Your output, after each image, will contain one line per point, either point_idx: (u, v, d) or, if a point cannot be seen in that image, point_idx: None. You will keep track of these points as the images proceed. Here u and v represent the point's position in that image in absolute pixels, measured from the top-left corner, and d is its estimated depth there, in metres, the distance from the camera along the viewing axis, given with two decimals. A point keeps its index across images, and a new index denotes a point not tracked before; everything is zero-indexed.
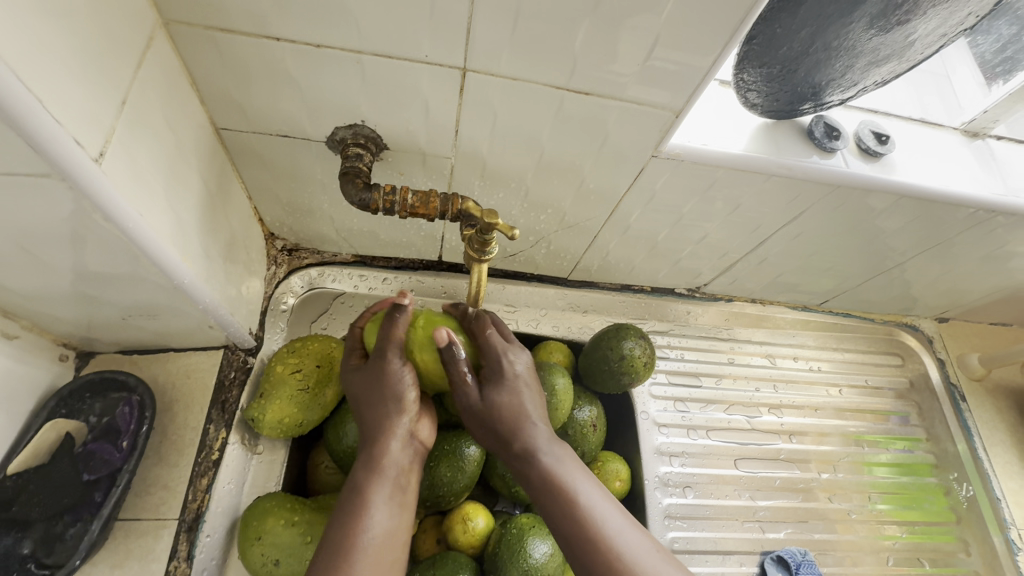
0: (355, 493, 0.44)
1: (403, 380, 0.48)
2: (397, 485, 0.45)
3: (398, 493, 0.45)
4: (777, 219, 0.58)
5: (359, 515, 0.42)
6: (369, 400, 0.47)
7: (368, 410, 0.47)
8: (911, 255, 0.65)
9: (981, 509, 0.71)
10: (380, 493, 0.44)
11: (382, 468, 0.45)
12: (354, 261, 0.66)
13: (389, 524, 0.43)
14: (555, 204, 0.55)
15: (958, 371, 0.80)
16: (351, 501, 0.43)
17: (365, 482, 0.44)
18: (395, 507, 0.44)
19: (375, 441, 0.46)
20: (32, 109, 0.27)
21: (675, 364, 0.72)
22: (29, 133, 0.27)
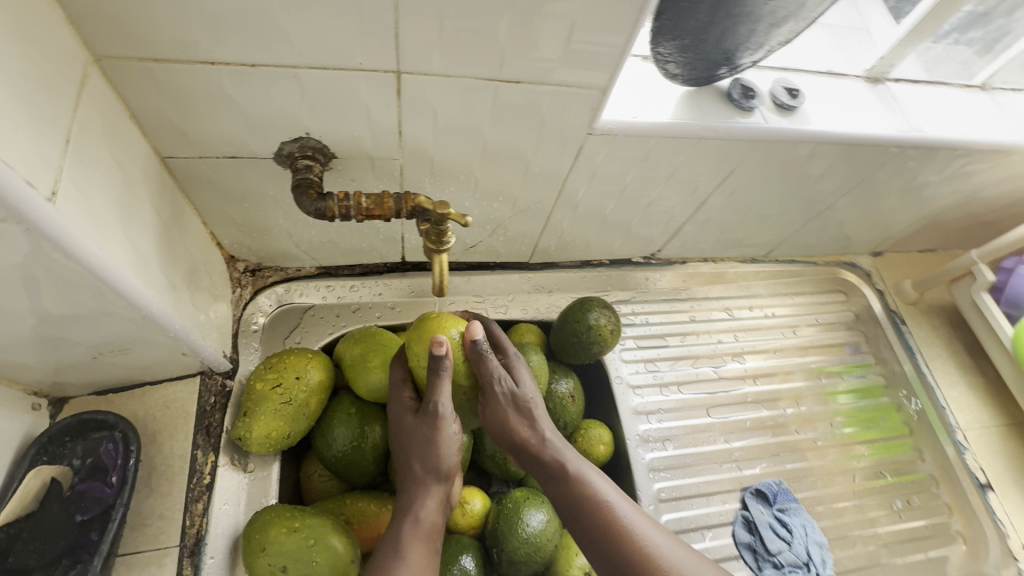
0: (395, 549, 0.49)
1: (450, 446, 0.53)
2: (430, 546, 0.51)
3: (434, 556, 0.51)
4: (712, 179, 0.62)
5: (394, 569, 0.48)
6: (414, 454, 0.53)
7: (416, 465, 0.53)
8: (837, 196, 0.70)
9: (930, 419, 0.77)
10: (417, 550, 0.50)
11: (421, 529, 0.51)
12: (319, 272, 0.68)
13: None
14: (505, 191, 0.57)
15: (895, 298, 0.86)
16: (391, 560, 0.49)
17: (400, 544, 0.50)
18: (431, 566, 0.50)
19: (416, 494, 0.52)
20: None
21: (641, 329, 0.76)
22: None
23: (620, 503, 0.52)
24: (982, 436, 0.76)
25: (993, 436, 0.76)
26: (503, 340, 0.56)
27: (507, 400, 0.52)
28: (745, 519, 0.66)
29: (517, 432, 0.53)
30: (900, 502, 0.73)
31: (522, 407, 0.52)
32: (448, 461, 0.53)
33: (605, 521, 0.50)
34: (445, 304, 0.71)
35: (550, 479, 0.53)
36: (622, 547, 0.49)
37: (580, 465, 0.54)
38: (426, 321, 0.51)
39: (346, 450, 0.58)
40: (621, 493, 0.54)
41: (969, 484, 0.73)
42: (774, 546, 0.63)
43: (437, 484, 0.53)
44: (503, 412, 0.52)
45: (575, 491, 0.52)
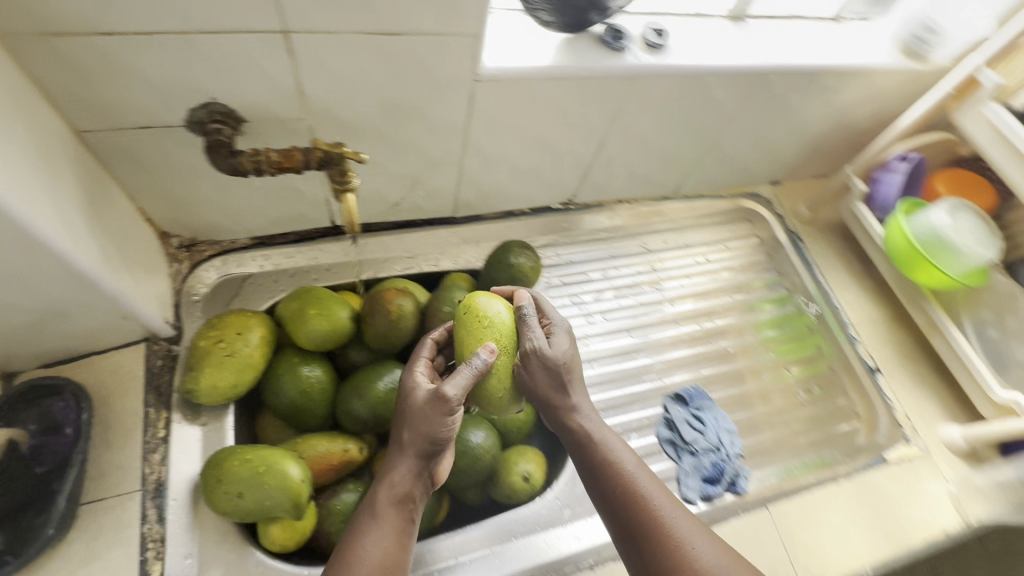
0: (370, 518, 0.52)
1: (449, 426, 0.54)
2: (405, 517, 0.53)
3: (406, 527, 0.53)
4: (602, 119, 0.69)
5: (362, 537, 0.51)
6: (410, 429, 0.54)
7: (405, 440, 0.54)
8: (722, 127, 0.78)
9: (826, 319, 0.87)
10: (388, 522, 0.52)
11: (397, 498, 0.53)
12: (254, 243, 0.72)
13: (395, 550, 0.51)
14: (413, 143, 0.63)
15: (793, 220, 0.96)
16: (364, 525, 0.51)
17: (376, 513, 0.52)
18: (402, 537, 0.52)
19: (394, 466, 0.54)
20: None
21: (565, 268, 0.84)
22: None
23: (639, 473, 0.54)
24: (871, 329, 0.86)
25: (881, 328, 0.86)
26: (551, 313, 0.61)
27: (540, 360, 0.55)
28: (670, 424, 0.73)
29: (548, 400, 0.57)
30: (803, 393, 0.83)
31: (556, 372, 0.56)
32: (442, 439, 0.54)
33: (621, 488, 0.53)
34: (379, 262, 0.76)
35: (576, 446, 0.57)
36: (635, 514, 0.52)
37: (606, 437, 0.56)
38: (468, 305, 0.56)
39: (293, 399, 0.63)
40: (645, 468, 0.55)
41: (860, 370, 0.83)
42: (698, 440, 0.71)
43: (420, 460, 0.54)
44: (529, 377, 0.56)
45: (596, 458, 0.55)
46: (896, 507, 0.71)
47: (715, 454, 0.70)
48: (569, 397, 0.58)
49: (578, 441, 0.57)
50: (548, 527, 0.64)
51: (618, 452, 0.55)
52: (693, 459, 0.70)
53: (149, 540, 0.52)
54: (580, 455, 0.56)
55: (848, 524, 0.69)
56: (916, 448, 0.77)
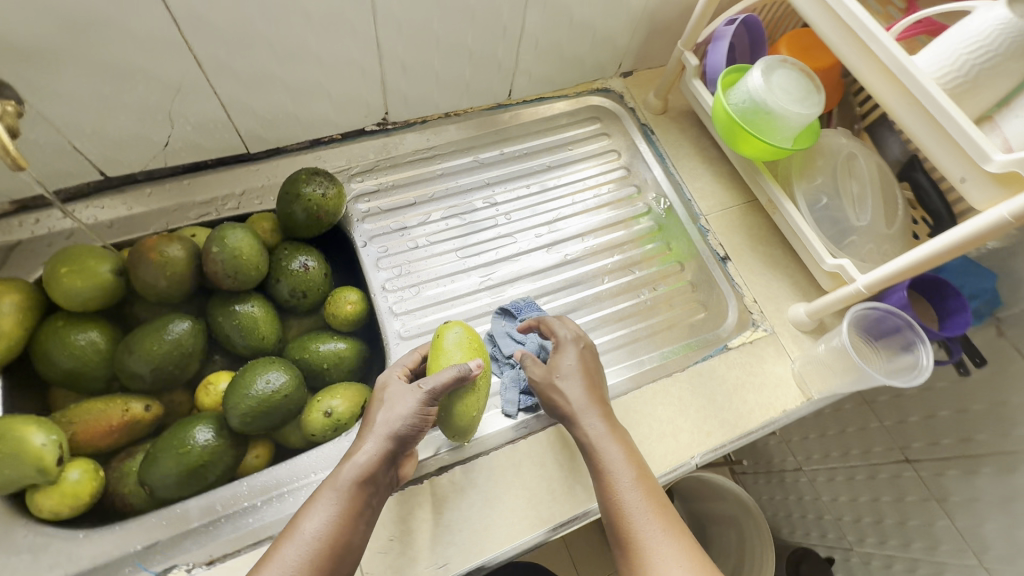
0: (328, 493, 0.49)
1: (426, 416, 0.54)
2: (366, 505, 0.50)
3: (363, 513, 0.49)
4: (358, 13, 0.61)
5: (318, 514, 0.47)
6: (387, 417, 0.53)
7: (383, 426, 0.52)
8: (520, 11, 0.71)
9: (676, 213, 0.82)
10: (348, 504, 0.48)
11: (361, 481, 0.49)
12: (16, 208, 0.66)
13: (346, 534, 0.48)
14: (133, 65, 0.57)
15: (645, 112, 0.89)
16: (322, 498, 0.48)
17: (335, 492, 0.48)
18: (359, 523, 0.49)
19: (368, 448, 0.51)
20: None
21: (386, 194, 0.78)
22: None
23: (626, 490, 0.51)
24: (722, 215, 0.81)
25: (732, 214, 0.81)
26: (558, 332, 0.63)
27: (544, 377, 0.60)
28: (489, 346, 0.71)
29: (558, 405, 0.59)
30: (650, 290, 0.78)
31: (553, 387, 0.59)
32: (416, 426, 0.53)
33: (605, 493, 0.52)
34: (170, 213, 0.70)
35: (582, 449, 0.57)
36: (615, 523, 0.51)
37: (603, 440, 0.55)
38: (439, 337, 0.58)
39: (67, 364, 0.59)
40: (637, 479, 0.52)
41: (709, 260, 0.79)
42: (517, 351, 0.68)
43: (392, 446, 0.52)
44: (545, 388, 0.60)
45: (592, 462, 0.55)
46: (732, 392, 0.69)
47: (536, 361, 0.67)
48: (579, 415, 0.57)
49: (583, 446, 0.56)
50: None
51: (614, 461, 0.53)
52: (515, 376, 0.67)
53: None
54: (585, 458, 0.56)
55: (677, 415, 0.67)
56: (761, 331, 0.74)
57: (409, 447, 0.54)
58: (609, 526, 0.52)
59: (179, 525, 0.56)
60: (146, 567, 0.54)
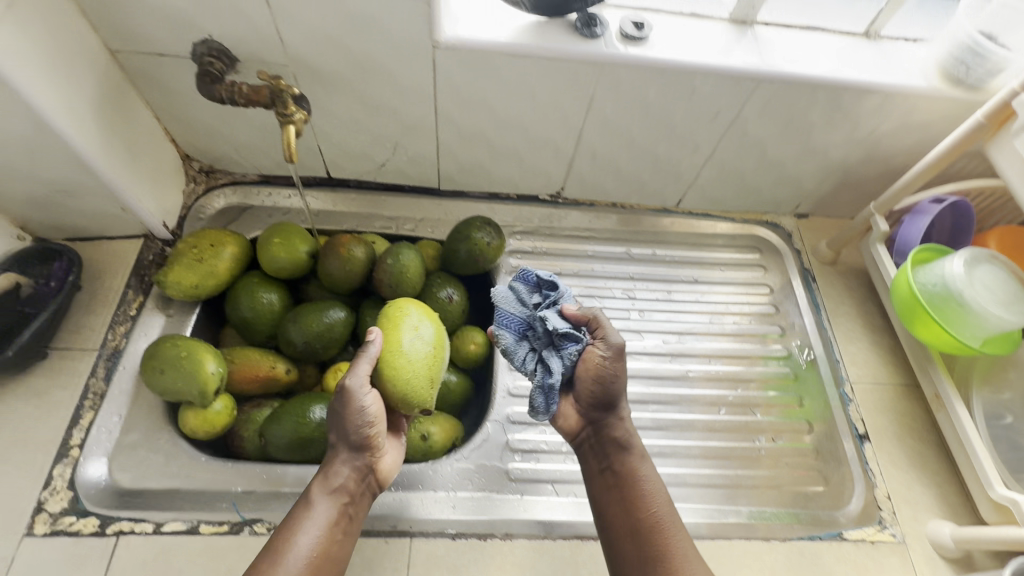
0: (305, 506, 0.54)
1: (369, 417, 0.56)
2: (341, 512, 0.55)
3: (339, 521, 0.55)
4: (576, 105, 0.69)
5: (301, 526, 0.53)
6: (340, 426, 0.57)
7: (338, 436, 0.57)
8: (720, 137, 0.74)
9: (819, 369, 0.77)
10: (321, 513, 0.54)
11: (331, 490, 0.56)
12: (260, 181, 0.82)
13: (324, 541, 0.53)
14: (388, 105, 0.68)
15: (810, 258, 0.86)
16: (299, 513, 0.54)
17: (311, 503, 0.54)
18: (335, 529, 0.54)
19: (334, 462, 0.57)
20: None
21: (536, 258, 0.84)
22: None
23: (661, 503, 0.58)
24: (871, 390, 0.74)
25: (883, 392, 0.74)
26: (614, 336, 0.59)
27: (601, 377, 0.60)
28: (516, 309, 0.61)
29: (603, 409, 0.61)
30: (766, 439, 0.72)
31: (600, 388, 0.60)
32: (365, 430, 0.56)
33: (642, 501, 0.58)
34: (362, 219, 0.83)
35: (610, 460, 0.61)
36: (654, 535, 0.56)
37: (636, 453, 0.61)
38: (396, 310, 0.59)
39: (247, 313, 0.71)
40: (666, 496, 0.60)
41: (845, 433, 0.72)
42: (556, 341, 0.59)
43: (353, 455, 0.57)
44: (598, 392, 0.60)
45: (626, 475, 0.60)
46: None
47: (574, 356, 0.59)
48: (623, 412, 0.62)
49: (619, 443, 0.61)
50: (424, 487, 0.64)
51: (650, 474, 0.60)
52: (540, 361, 0.60)
53: (91, 392, 0.62)
54: (618, 458, 0.61)
55: None
56: (888, 534, 0.65)
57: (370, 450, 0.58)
58: (636, 536, 0.56)
59: (274, 484, 0.61)
60: (239, 510, 0.59)
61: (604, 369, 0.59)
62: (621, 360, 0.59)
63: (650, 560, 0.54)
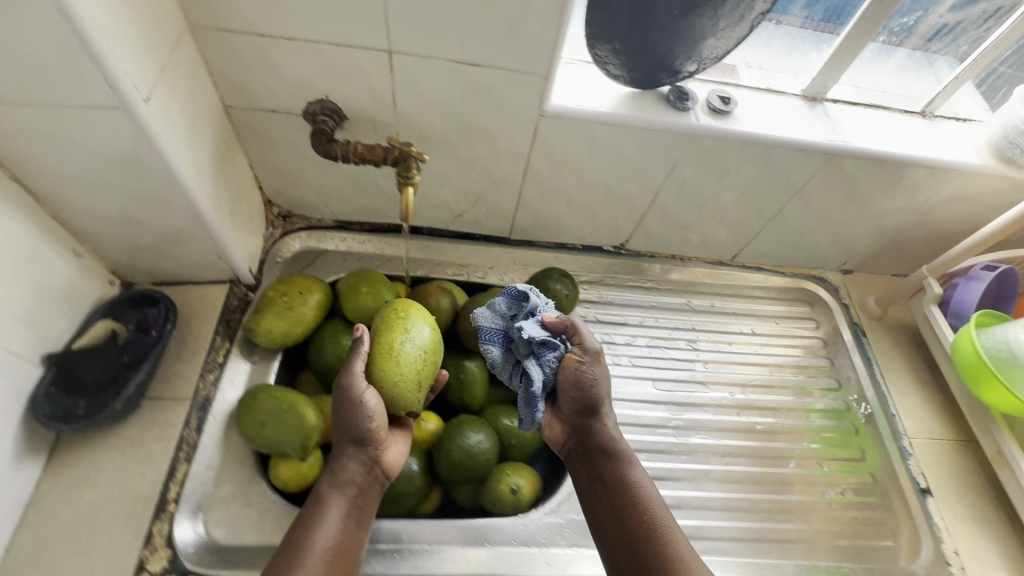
0: (317, 503, 0.57)
1: (371, 413, 0.58)
2: (349, 505, 0.57)
3: (349, 513, 0.57)
4: (659, 169, 0.72)
5: (318, 520, 0.55)
6: (341, 423, 0.59)
7: (342, 434, 0.59)
8: (786, 201, 0.78)
9: (878, 424, 0.80)
10: (335, 506, 0.56)
11: (341, 485, 0.58)
12: (335, 226, 0.83)
13: (339, 533, 0.55)
14: (481, 163, 0.71)
15: (859, 312, 0.91)
16: (312, 510, 0.56)
17: (325, 499, 0.57)
18: (348, 522, 0.56)
19: (341, 460, 0.59)
20: (117, 67, 0.42)
21: (602, 307, 0.87)
22: (116, 84, 0.43)
23: (659, 509, 0.59)
24: (928, 444, 0.78)
25: (939, 447, 0.78)
26: (586, 339, 0.62)
27: (575, 383, 0.62)
28: (493, 325, 0.63)
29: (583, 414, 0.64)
30: (832, 492, 0.75)
31: (576, 394, 0.63)
32: (368, 425, 0.58)
33: (638, 509, 0.59)
34: (434, 266, 0.84)
35: (597, 463, 0.64)
36: (650, 541, 0.56)
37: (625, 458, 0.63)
38: (397, 310, 0.61)
39: (331, 359, 0.71)
40: (660, 499, 0.60)
41: (908, 487, 0.75)
42: (531, 353, 0.61)
43: (358, 449, 0.59)
44: (576, 397, 0.63)
45: (616, 478, 0.62)
46: None
47: (551, 365, 0.62)
48: (606, 416, 0.65)
49: (604, 447, 0.64)
50: (519, 544, 0.65)
51: (642, 479, 0.61)
52: (522, 373, 0.62)
53: (185, 443, 0.61)
54: (608, 464, 0.63)
55: None
56: None
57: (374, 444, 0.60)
58: (632, 543, 0.56)
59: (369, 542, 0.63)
60: None
61: (581, 375, 0.62)
62: (598, 361, 0.62)
63: (649, 565, 0.54)
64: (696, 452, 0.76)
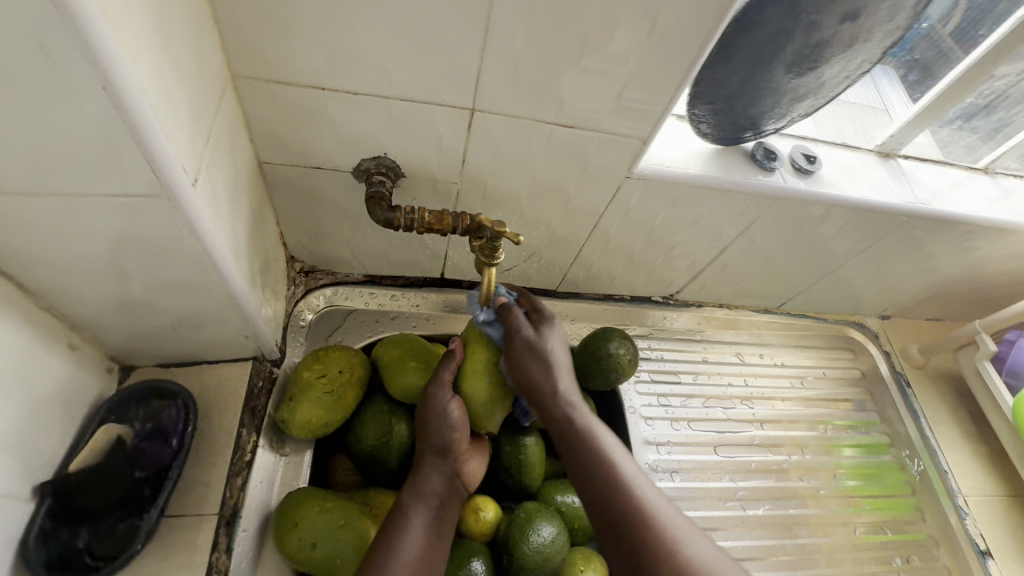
0: (399, 515, 0.51)
1: (456, 420, 0.55)
2: (434, 514, 0.52)
3: (433, 525, 0.52)
4: (733, 228, 0.67)
5: (403, 532, 0.49)
6: (425, 431, 0.55)
7: (424, 442, 0.55)
8: (851, 256, 0.75)
9: (932, 480, 0.80)
10: (420, 516, 0.51)
11: (423, 496, 0.53)
12: (364, 280, 0.72)
13: (425, 546, 0.50)
14: (545, 221, 0.63)
15: (902, 361, 0.90)
16: (394, 520, 0.50)
17: (409, 509, 0.51)
18: (433, 533, 0.51)
19: (422, 470, 0.54)
20: (166, 152, 0.33)
21: (656, 364, 0.80)
22: (164, 170, 0.34)
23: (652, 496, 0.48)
24: (980, 502, 0.79)
25: (991, 503, 0.80)
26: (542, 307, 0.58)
27: (540, 352, 0.54)
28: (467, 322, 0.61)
29: (547, 394, 0.54)
30: (899, 560, 0.75)
31: (538, 357, 0.54)
32: (452, 433, 0.55)
33: (625, 498, 0.48)
34: None
35: (584, 462, 0.51)
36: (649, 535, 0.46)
37: (601, 430, 0.53)
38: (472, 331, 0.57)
39: (373, 447, 0.59)
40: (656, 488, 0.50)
41: (968, 550, 0.75)
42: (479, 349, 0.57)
43: (440, 460, 0.55)
44: (545, 372, 0.54)
45: (610, 476, 0.49)
46: None
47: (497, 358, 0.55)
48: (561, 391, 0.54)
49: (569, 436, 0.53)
50: None
51: (623, 463, 0.51)
52: None
53: (215, 571, 0.50)
54: (575, 449, 0.52)
55: None
56: None
57: (456, 455, 0.56)
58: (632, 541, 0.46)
59: None
60: None
61: (545, 347, 0.54)
62: (547, 333, 0.56)
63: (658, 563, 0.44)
64: (765, 525, 0.72)
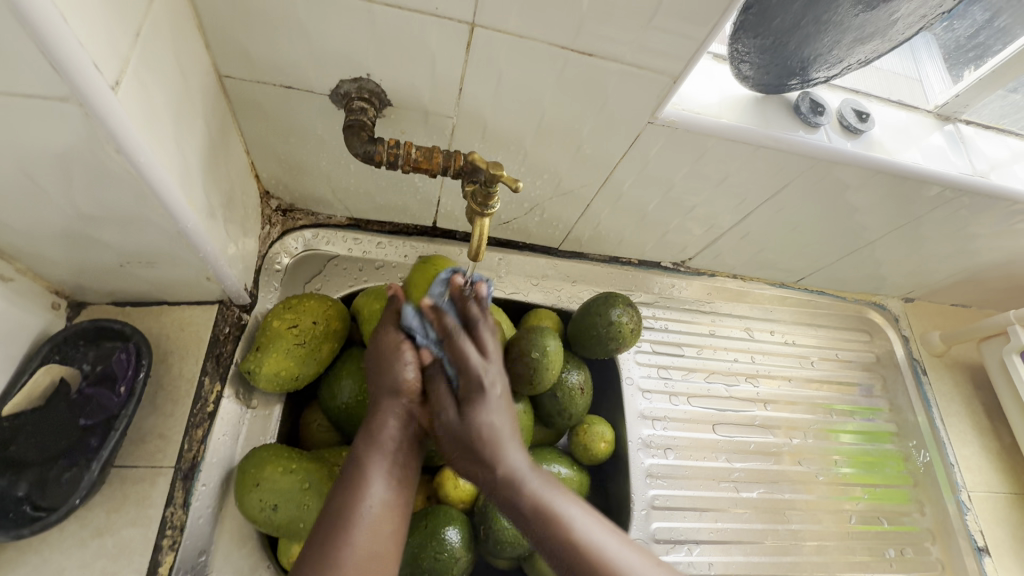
0: (354, 470, 0.44)
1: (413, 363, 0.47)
2: (397, 464, 0.46)
3: (396, 470, 0.45)
4: (762, 192, 0.60)
5: (359, 490, 0.43)
6: (380, 377, 0.47)
7: (379, 385, 0.47)
8: (886, 231, 0.68)
9: (936, 473, 0.77)
10: (378, 470, 0.44)
11: (383, 446, 0.45)
12: (349, 224, 0.64)
13: (387, 500, 0.44)
14: (552, 169, 0.55)
15: (920, 347, 0.85)
16: (349, 479, 0.44)
17: (366, 457, 0.44)
18: (395, 484, 0.45)
19: (377, 413, 0.46)
20: (70, 44, 0.27)
21: (659, 335, 0.74)
22: (68, 70, 0.28)
23: (590, 529, 0.43)
24: (984, 498, 0.77)
25: (996, 500, 0.77)
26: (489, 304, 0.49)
27: (474, 394, 0.46)
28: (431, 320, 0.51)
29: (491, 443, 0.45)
30: (892, 551, 0.73)
31: (471, 442, 0.45)
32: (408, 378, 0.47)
33: (552, 535, 0.42)
34: None
35: (548, 533, 0.42)
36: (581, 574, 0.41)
37: (547, 491, 0.44)
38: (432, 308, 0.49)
39: (349, 404, 0.54)
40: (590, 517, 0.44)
41: (965, 546, 0.73)
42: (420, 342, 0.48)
43: (397, 401, 0.47)
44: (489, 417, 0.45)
45: (530, 507, 0.43)
46: None
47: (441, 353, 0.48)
48: (497, 434, 0.45)
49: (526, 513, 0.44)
50: None
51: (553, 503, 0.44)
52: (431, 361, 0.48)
53: (169, 526, 0.47)
54: (509, 502, 0.44)
55: None
56: None
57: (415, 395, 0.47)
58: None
59: None
60: None
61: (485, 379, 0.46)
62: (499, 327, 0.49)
63: None
64: (758, 508, 0.69)
